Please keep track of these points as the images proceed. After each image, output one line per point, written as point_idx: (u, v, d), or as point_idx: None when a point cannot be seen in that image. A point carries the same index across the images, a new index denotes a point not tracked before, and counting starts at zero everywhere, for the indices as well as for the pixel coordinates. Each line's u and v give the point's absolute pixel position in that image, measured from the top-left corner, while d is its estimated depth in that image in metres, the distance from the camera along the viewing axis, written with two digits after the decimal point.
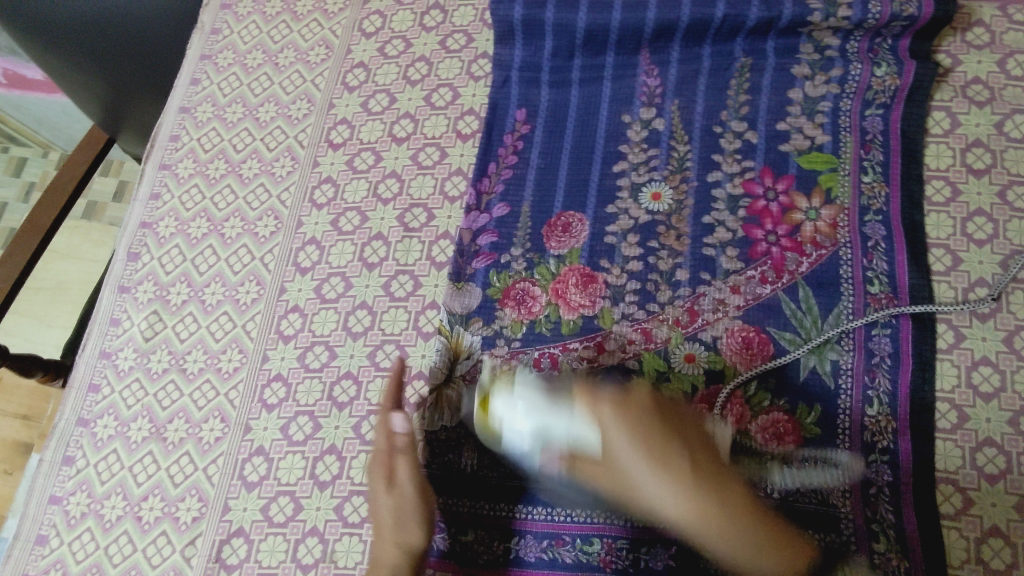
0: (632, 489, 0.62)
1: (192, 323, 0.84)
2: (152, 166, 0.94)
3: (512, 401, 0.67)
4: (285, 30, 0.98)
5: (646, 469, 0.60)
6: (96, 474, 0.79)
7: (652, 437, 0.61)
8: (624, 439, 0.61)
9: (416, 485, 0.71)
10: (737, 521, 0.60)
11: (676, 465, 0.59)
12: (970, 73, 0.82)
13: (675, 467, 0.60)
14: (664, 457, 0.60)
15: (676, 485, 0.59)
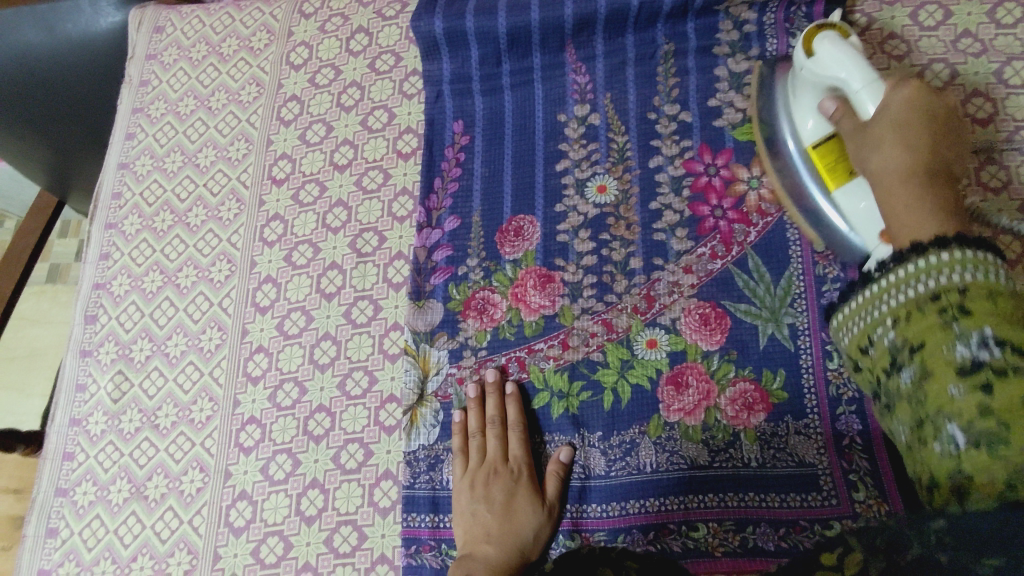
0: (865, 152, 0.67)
1: (159, 378, 0.84)
2: (97, 226, 0.94)
3: (834, 50, 0.68)
4: (213, 73, 0.98)
5: (899, 144, 0.64)
6: (82, 542, 0.79)
7: (914, 158, 0.64)
8: (871, 158, 0.66)
9: (493, 481, 0.73)
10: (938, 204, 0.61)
11: (911, 189, 0.63)
12: (886, 30, 0.84)
13: (903, 135, 0.64)
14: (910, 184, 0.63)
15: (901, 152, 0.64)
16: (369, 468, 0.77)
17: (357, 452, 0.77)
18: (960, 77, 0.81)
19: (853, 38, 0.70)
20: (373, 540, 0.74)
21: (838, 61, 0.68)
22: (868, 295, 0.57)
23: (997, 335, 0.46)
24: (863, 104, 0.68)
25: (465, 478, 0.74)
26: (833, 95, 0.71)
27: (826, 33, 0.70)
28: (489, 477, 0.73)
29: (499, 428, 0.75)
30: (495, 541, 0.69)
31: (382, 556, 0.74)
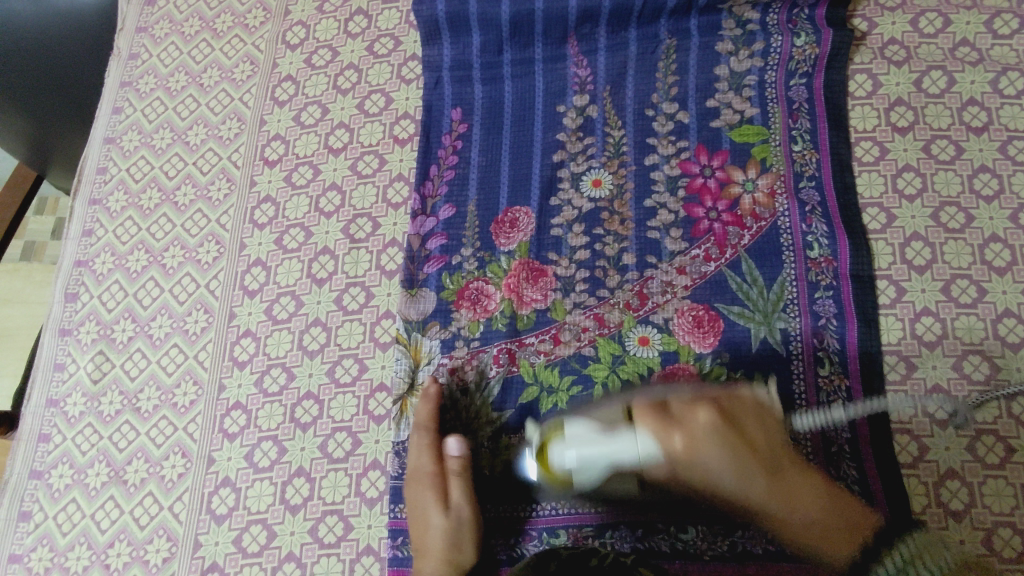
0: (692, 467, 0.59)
1: (142, 359, 0.82)
2: (81, 202, 0.91)
3: (563, 449, 0.62)
4: (206, 48, 0.95)
5: (715, 443, 0.58)
6: (56, 527, 0.76)
7: (722, 435, 0.59)
8: (679, 443, 0.58)
9: (414, 490, 0.71)
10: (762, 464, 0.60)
11: (721, 447, 0.59)
12: (886, 34, 0.84)
13: (724, 455, 0.59)
14: (711, 442, 0.58)
15: (722, 446, 0.59)
16: (356, 458, 0.75)
17: (345, 441, 0.76)
18: (957, 86, 0.81)
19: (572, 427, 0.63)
20: (358, 530, 0.73)
21: (580, 459, 0.61)
22: None
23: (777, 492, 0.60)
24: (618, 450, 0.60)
25: (418, 484, 0.71)
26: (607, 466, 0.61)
27: (555, 447, 0.63)
28: (413, 488, 0.71)
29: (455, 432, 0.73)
30: (430, 555, 0.68)
31: (367, 547, 0.72)
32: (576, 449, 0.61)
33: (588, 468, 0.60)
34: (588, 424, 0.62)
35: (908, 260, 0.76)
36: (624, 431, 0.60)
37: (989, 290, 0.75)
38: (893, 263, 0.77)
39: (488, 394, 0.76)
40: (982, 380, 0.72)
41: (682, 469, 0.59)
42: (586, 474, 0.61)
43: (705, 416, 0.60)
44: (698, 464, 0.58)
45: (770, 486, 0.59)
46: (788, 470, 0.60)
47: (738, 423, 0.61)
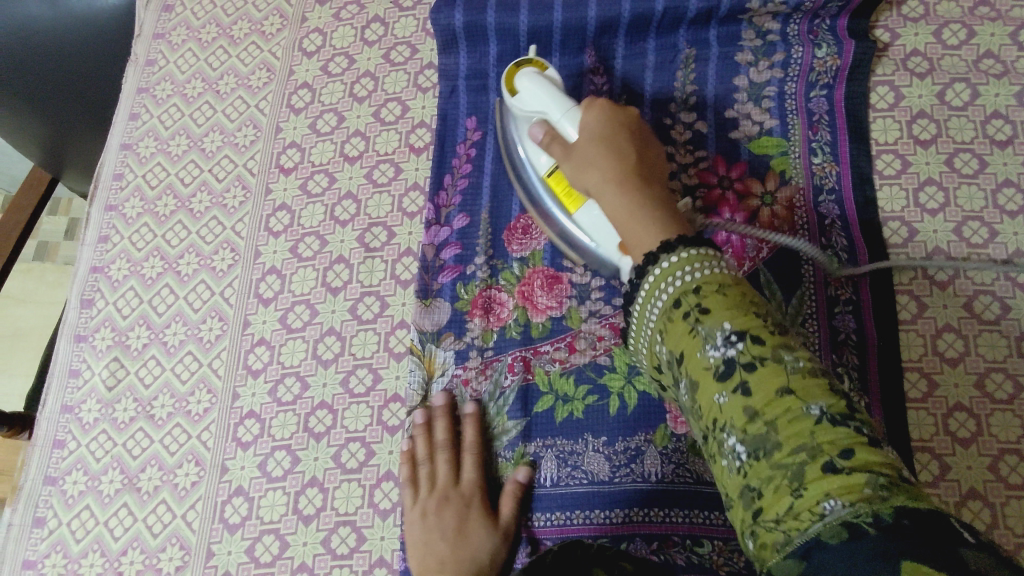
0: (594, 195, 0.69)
1: (156, 367, 0.82)
2: (97, 208, 0.91)
3: (529, 78, 0.74)
4: (222, 55, 0.95)
5: (603, 154, 0.68)
6: (70, 533, 0.77)
7: (615, 139, 0.69)
8: (588, 119, 0.70)
9: (444, 507, 0.71)
10: (654, 212, 0.64)
11: (621, 149, 0.68)
12: (909, 46, 0.83)
13: (609, 163, 0.67)
14: (612, 144, 0.68)
15: (620, 179, 0.67)
16: (370, 468, 0.75)
17: (359, 451, 0.76)
18: (980, 98, 0.80)
19: (551, 73, 0.75)
20: (372, 542, 0.73)
21: (539, 92, 0.73)
22: (694, 317, 0.55)
23: (840, 498, 0.45)
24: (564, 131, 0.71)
25: (415, 508, 0.71)
26: (540, 121, 0.73)
27: (523, 75, 0.74)
28: (442, 504, 0.71)
29: (449, 452, 0.73)
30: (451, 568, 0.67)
31: (380, 559, 0.72)
32: (535, 86, 0.73)
33: (533, 101, 0.73)
34: (551, 82, 0.74)
35: (929, 275, 0.75)
36: (569, 102, 0.72)
37: (1013, 307, 0.73)
38: (914, 278, 0.75)
39: (503, 403, 0.76)
40: (1005, 399, 0.71)
41: (563, 146, 0.71)
42: (526, 105, 0.74)
43: (625, 137, 0.69)
44: (584, 176, 0.69)
45: (633, 204, 0.65)
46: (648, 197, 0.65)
47: (646, 169, 0.68)
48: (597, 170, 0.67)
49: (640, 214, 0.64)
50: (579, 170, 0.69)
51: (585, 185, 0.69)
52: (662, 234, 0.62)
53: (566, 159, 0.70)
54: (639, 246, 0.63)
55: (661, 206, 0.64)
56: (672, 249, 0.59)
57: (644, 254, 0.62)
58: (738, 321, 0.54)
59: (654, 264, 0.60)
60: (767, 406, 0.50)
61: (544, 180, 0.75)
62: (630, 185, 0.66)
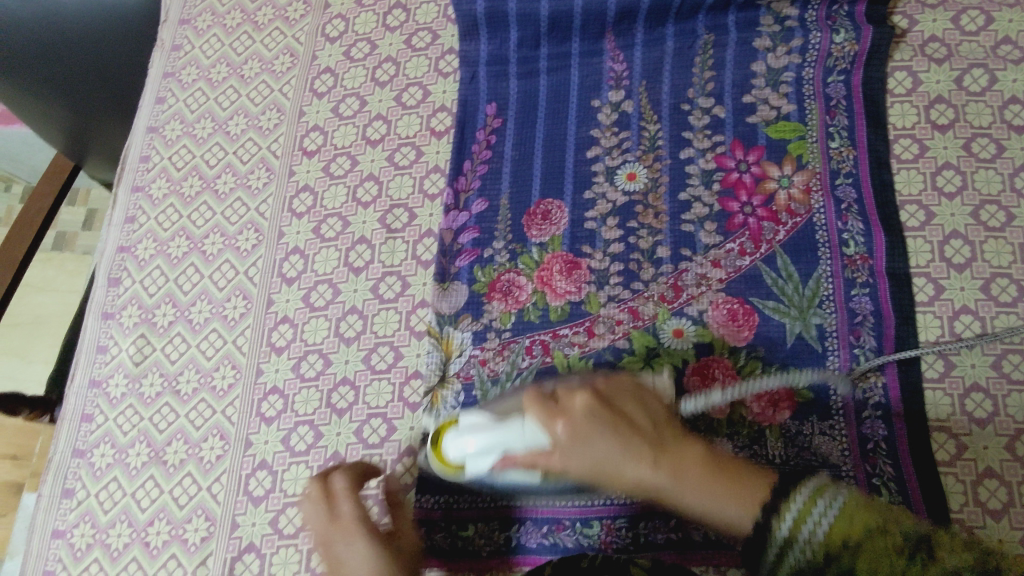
0: (602, 466, 0.57)
1: (182, 343, 0.84)
2: (124, 189, 0.93)
3: (458, 437, 0.63)
4: (247, 40, 0.97)
5: (610, 438, 0.57)
6: (98, 504, 0.78)
7: (609, 428, 0.57)
8: (561, 431, 0.57)
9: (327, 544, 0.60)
10: (720, 471, 0.57)
11: (606, 433, 0.57)
12: (927, 32, 0.84)
13: (625, 453, 0.57)
14: (591, 432, 0.57)
15: (640, 458, 0.57)
16: (391, 444, 0.76)
17: (380, 427, 0.77)
18: (998, 83, 0.81)
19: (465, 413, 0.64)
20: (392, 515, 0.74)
21: (485, 444, 0.60)
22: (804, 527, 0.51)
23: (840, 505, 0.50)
24: (540, 444, 0.58)
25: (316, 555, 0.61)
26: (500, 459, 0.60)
27: (449, 432, 0.64)
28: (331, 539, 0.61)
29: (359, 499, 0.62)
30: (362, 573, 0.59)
31: None
32: (470, 438, 0.61)
33: (479, 462, 0.61)
34: (479, 414, 0.62)
35: (946, 258, 0.76)
36: (515, 418, 0.60)
37: None
38: (931, 261, 0.76)
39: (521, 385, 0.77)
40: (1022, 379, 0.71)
41: (556, 461, 0.58)
42: (482, 460, 0.61)
43: (582, 401, 0.59)
44: (581, 469, 0.58)
45: (661, 465, 0.57)
46: (686, 448, 0.58)
47: (628, 415, 0.59)
48: (611, 450, 0.57)
49: (721, 501, 0.55)
50: (563, 461, 0.58)
51: (607, 479, 0.58)
52: (733, 493, 0.55)
53: (558, 466, 0.59)
54: (715, 509, 0.56)
55: (713, 461, 0.57)
56: (781, 510, 0.52)
57: (727, 524, 0.56)
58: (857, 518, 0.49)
59: (765, 530, 0.53)
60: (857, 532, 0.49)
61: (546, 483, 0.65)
62: (639, 463, 0.57)
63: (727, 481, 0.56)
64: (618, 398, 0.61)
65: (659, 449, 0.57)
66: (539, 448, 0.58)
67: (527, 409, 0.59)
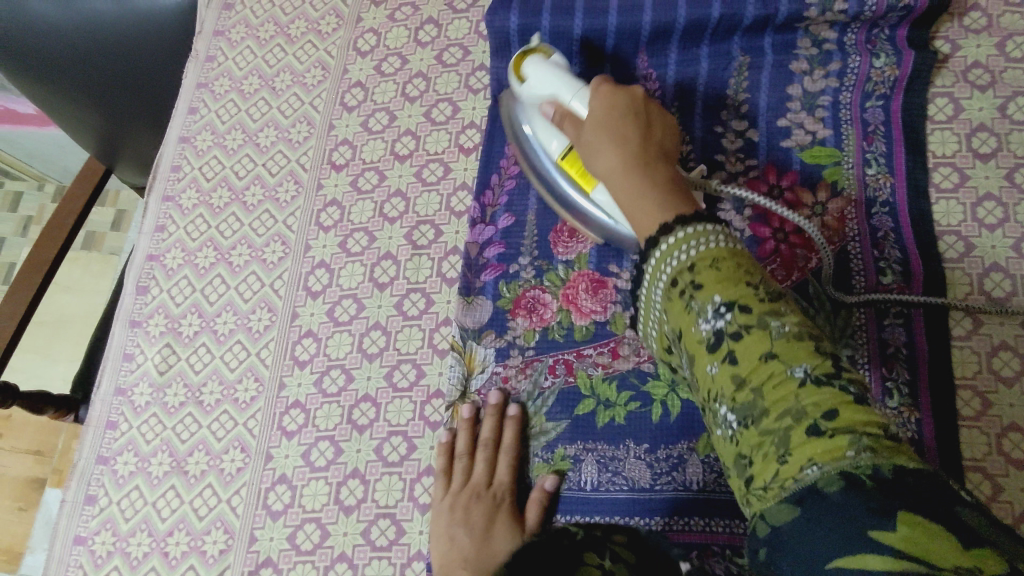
0: (586, 154, 0.70)
1: (206, 354, 0.84)
2: (154, 198, 0.94)
3: (537, 65, 0.75)
4: (279, 53, 0.98)
5: (606, 133, 0.69)
6: (119, 512, 0.79)
7: (618, 110, 0.70)
8: (602, 85, 0.71)
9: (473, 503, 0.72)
10: (678, 206, 0.62)
11: (624, 114, 0.69)
12: (970, 57, 0.81)
13: (619, 135, 0.68)
14: (610, 119, 0.69)
15: (623, 147, 0.68)
16: (411, 463, 0.76)
17: (400, 445, 0.77)
18: None
19: (555, 58, 0.76)
20: (410, 535, 0.73)
21: (545, 75, 0.74)
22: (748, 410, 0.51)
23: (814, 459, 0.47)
24: (576, 109, 0.72)
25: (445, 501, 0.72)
26: (552, 100, 0.74)
27: (533, 58, 0.76)
28: (472, 501, 0.72)
29: (489, 451, 0.74)
30: (471, 566, 0.67)
31: (419, 552, 0.72)
32: (536, 67, 0.75)
33: (543, 88, 0.74)
34: (554, 65, 0.75)
35: (985, 292, 0.74)
36: (580, 104, 0.72)
37: None
38: (969, 294, 0.74)
39: (543, 404, 0.76)
40: None
41: (576, 122, 0.71)
42: (535, 91, 0.75)
43: (625, 100, 0.70)
44: (599, 167, 0.69)
45: (637, 161, 0.67)
46: (662, 170, 0.67)
47: (658, 139, 0.70)
48: (608, 147, 0.68)
49: (656, 212, 0.62)
50: (586, 151, 0.70)
51: (598, 169, 0.69)
52: (667, 214, 0.62)
53: (578, 127, 0.71)
54: (653, 228, 0.62)
55: (682, 194, 0.64)
56: (687, 245, 0.58)
57: (642, 232, 0.64)
58: (808, 447, 0.47)
59: (664, 240, 0.60)
60: (814, 457, 0.47)
61: (556, 162, 0.76)
62: (640, 177, 0.66)
63: (674, 211, 0.62)
64: (660, 136, 0.70)
65: (665, 180, 0.66)
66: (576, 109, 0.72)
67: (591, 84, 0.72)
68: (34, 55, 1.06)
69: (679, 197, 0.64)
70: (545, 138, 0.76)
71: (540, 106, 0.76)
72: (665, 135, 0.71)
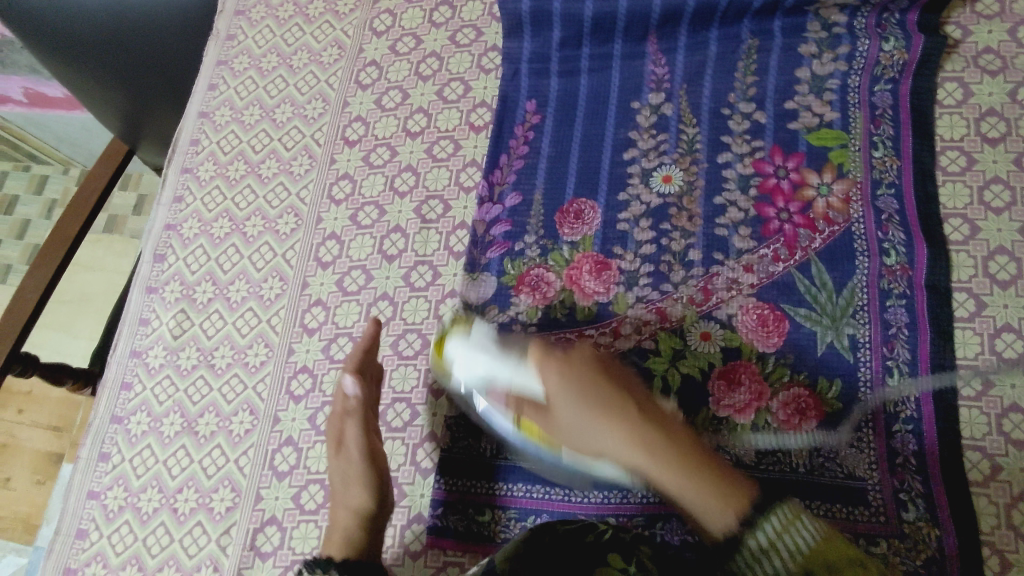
0: (568, 438, 0.62)
1: (219, 320, 0.86)
2: (173, 170, 0.97)
3: (470, 345, 0.65)
4: (298, 32, 1.00)
5: (574, 403, 0.60)
6: (131, 469, 0.81)
7: (588, 375, 0.61)
8: (554, 377, 0.61)
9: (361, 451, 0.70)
10: (712, 472, 0.57)
11: (606, 395, 0.60)
12: (981, 43, 0.81)
13: (616, 428, 0.59)
14: (584, 389, 0.60)
15: (616, 423, 0.60)
16: (414, 428, 0.77)
17: (404, 411, 0.78)
18: None
19: (481, 322, 0.67)
20: (411, 498, 0.75)
21: (486, 356, 0.64)
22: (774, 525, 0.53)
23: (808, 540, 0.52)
24: (526, 387, 0.62)
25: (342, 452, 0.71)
26: (496, 382, 0.64)
27: (454, 337, 0.67)
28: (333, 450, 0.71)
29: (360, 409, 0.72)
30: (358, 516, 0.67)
31: (418, 515, 0.74)
32: (469, 344, 0.65)
33: (475, 372, 0.65)
34: (490, 334, 0.66)
35: (990, 274, 0.74)
36: (513, 351, 0.64)
37: None
38: (974, 276, 0.74)
39: None
40: None
41: (543, 411, 0.63)
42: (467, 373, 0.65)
43: (587, 360, 0.62)
44: (565, 418, 0.61)
45: (664, 454, 0.58)
46: (683, 445, 0.58)
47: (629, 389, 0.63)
48: (605, 433, 0.60)
49: (705, 489, 0.56)
50: (546, 407, 0.62)
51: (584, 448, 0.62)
52: (723, 499, 0.55)
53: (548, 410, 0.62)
54: (705, 509, 0.56)
55: (690, 453, 0.58)
56: (755, 521, 0.54)
57: (701, 511, 0.56)
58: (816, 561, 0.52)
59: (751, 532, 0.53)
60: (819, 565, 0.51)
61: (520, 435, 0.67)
62: (620, 425, 0.59)
63: (718, 484, 0.56)
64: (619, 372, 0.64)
65: (659, 417, 0.60)
66: (525, 387, 0.62)
67: (530, 355, 0.62)
68: (62, 35, 1.10)
69: (683, 446, 0.58)
70: (496, 418, 0.68)
71: (482, 394, 0.66)
72: (619, 369, 0.65)
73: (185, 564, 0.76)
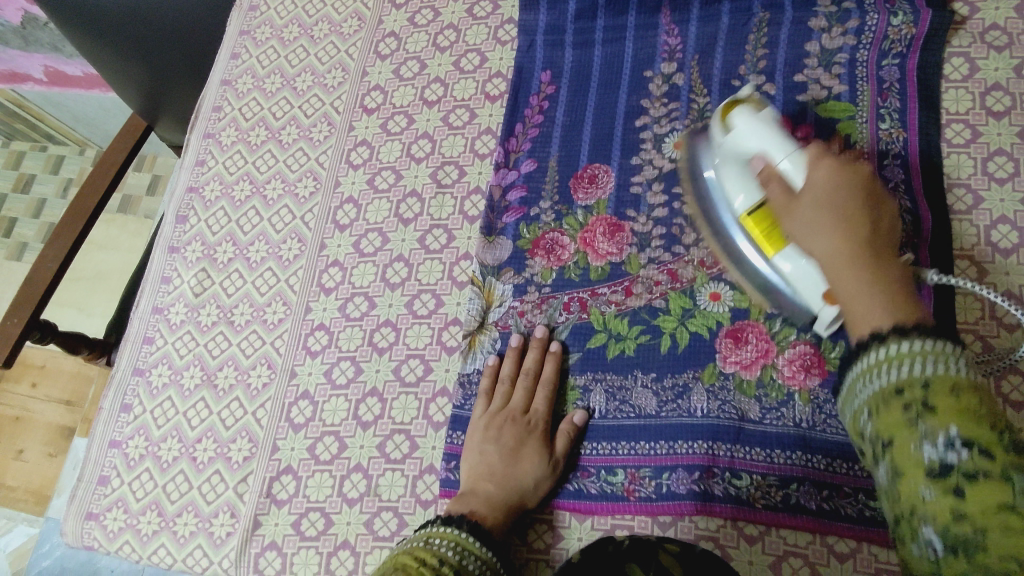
0: (788, 219, 0.62)
1: (239, 279, 0.89)
2: (196, 136, 1.00)
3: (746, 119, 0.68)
4: (319, 4, 1.03)
5: (814, 202, 0.60)
6: (152, 419, 0.84)
7: (845, 218, 0.58)
8: (824, 165, 0.61)
9: (507, 424, 0.74)
10: (891, 291, 0.54)
11: (848, 202, 0.59)
12: (988, 20, 0.83)
13: (830, 219, 0.58)
14: (832, 209, 0.59)
15: (836, 230, 0.58)
16: (427, 383, 0.80)
17: (417, 367, 0.80)
18: None
19: (768, 110, 0.69)
20: (423, 450, 0.77)
21: (752, 131, 0.68)
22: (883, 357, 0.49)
23: (965, 438, 0.42)
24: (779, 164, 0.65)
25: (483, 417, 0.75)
26: (761, 155, 0.67)
27: (741, 108, 0.70)
28: (506, 421, 0.74)
29: (529, 379, 0.76)
30: (497, 482, 0.70)
31: (430, 466, 0.76)
32: (745, 118, 0.69)
33: (749, 140, 0.68)
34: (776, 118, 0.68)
35: (992, 242, 0.75)
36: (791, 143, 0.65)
37: None
38: (977, 243, 0.76)
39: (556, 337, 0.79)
40: None
41: (788, 200, 0.62)
42: (741, 144, 0.69)
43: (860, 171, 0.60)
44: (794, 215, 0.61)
45: (855, 256, 0.56)
46: (890, 265, 0.56)
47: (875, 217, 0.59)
48: (810, 216, 0.60)
49: (876, 290, 0.54)
50: (789, 195, 0.62)
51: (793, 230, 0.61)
52: (888, 303, 0.53)
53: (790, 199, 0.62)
54: (860, 312, 0.54)
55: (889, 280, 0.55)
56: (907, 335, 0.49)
57: (855, 321, 0.54)
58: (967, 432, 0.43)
59: (882, 343, 0.49)
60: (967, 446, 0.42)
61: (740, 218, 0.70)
62: (857, 238, 0.57)
63: (893, 292, 0.54)
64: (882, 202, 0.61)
65: (874, 253, 0.57)
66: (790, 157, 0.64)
67: (807, 151, 0.63)
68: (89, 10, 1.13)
69: (860, 263, 0.56)
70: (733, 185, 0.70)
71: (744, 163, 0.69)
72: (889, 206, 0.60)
73: (203, 509, 0.78)
